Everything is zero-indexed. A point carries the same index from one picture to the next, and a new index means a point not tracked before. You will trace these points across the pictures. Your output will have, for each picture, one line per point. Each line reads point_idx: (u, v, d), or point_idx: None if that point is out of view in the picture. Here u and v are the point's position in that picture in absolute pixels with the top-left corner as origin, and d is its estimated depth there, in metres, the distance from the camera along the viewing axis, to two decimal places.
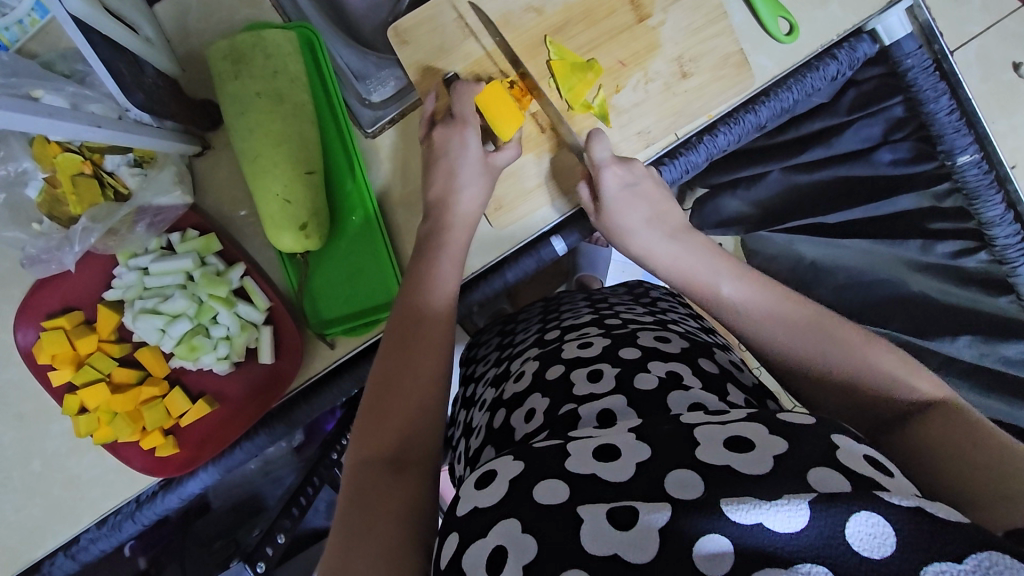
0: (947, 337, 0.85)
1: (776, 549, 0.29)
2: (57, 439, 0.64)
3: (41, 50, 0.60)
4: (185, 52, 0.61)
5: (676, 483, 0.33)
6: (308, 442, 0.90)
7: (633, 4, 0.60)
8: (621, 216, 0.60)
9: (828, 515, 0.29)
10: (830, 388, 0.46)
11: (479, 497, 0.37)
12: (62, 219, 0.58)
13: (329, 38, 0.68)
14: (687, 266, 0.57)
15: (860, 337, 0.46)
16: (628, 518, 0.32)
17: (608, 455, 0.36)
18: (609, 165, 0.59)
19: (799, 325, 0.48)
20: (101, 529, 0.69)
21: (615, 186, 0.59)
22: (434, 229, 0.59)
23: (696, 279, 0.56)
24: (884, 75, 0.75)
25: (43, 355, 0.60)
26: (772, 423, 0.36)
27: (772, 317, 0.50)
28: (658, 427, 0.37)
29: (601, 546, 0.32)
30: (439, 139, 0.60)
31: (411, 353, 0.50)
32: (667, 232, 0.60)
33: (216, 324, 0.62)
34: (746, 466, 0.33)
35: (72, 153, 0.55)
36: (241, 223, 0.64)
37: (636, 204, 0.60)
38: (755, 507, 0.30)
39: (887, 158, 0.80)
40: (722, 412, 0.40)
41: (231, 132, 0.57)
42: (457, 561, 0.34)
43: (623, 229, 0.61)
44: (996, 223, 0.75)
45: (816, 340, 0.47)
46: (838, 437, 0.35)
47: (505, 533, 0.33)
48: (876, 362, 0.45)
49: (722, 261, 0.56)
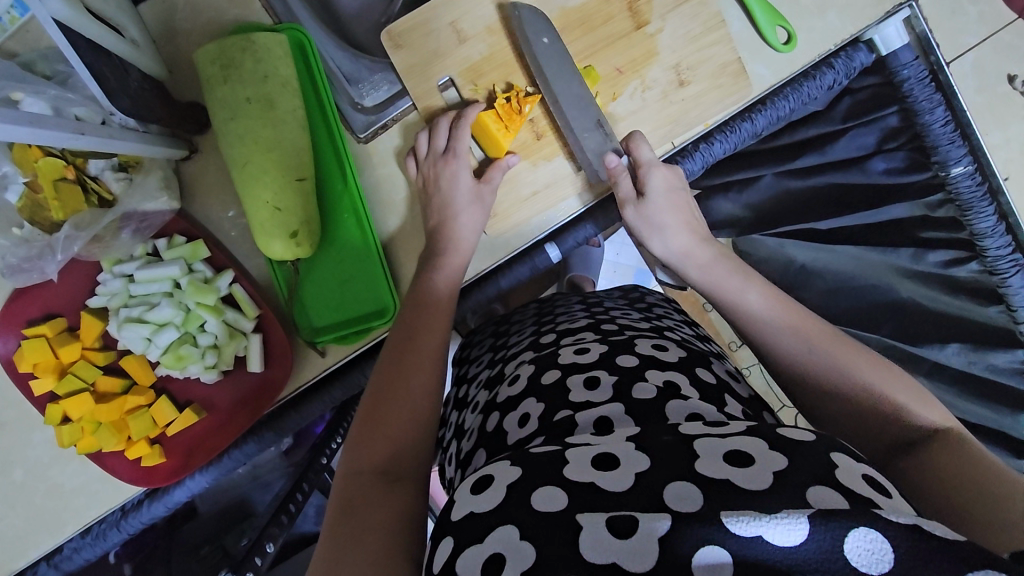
0: (936, 345, 0.87)
1: (775, 561, 0.29)
2: (39, 448, 0.63)
3: (21, 49, 0.58)
4: (172, 52, 0.60)
5: (674, 496, 0.33)
6: (298, 446, 0.90)
7: (632, 11, 0.60)
8: (660, 216, 0.61)
9: (828, 530, 0.29)
10: (841, 407, 0.46)
11: (475, 501, 0.36)
12: (44, 225, 0.56)
13: (319, 38, 0.66)
14: (720, 274, 0.57)
15: (872, 363, 0.47)
16: (626, 526, 0.32)
17: (608, 464, 0.36)
18: (655, 166, 0.60)
19: (810, 346, 0.49)
20: (85, 539, 0.68)
21: (661, 188, 0.61)
22: (432, 255, 0.59)
23: (727, 290, 0.55)
24: (880, 85, 0.77)
25: (24, 363, 0.59)
26: (774, 437, 0.36)
27: (794, 344, 0.49)
28: (658, 438, 0.37)
29: (600, 554, 0.31)
30: (431, 162, 0.60)
31: (406, 367, 0.50)
32: (698, 237, 0.61)
33: (203, 332, 0.61)
34: (747, 481, 0.33)
35: (54, 157, 0.53)
36: (228, 225, 0.62)
37: (676, 208, 0.62)
38: (755, 519, 0.30)
39: (881, 167, 0.82)
40: (722, 424, 0.40)
41: (218, 136, 0.56)
42: (452, 563, 0.33)
43: (661, 230, 0.61)
44: (988, 234, 0.79)
45: (828, 361, 0.47)
46: (838, 455, 0.35)
47: (504, 539, 0.33)
48: (888, 387, 0.45)
49: (753, 276, 0.56)
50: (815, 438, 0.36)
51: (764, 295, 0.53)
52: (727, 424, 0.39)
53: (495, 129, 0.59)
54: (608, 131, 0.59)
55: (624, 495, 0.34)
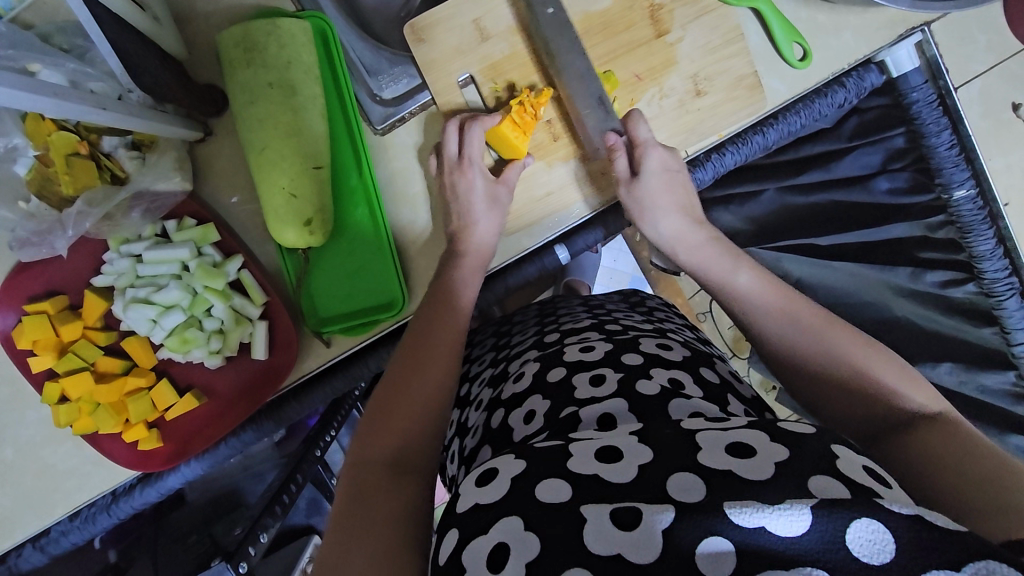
0: (931, 363, 0.89)
1: (778, 551, 0.29)
2: (32, 428, 0.61)
3: (37, 21, 0.57)
4: (194, 34, 0.59)
5: (678, 487, 0.32)
6: (291, 437, 0.90)
7: (653, 19, 0.60)
8: (654, 198, 0.61)
9: (830, 520, 0.29)
10: (835, 394, 0.46)
11: (481, 493, 0.36)
12: (53, 200, 0.55)
13: (341, 29, 0.64)
14: (709, 258, 0.59)
15: (859, 345, 0.47)
16: (630, 518, 0.31)
17: (612, 455, 0.36)
18: (652, 145, 0.60)
19: (803, 326, 0.49)
20: (72, 522, 0.67)
21: (658, 168, 0.60)
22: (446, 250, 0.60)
23: (717, 273, 0.57)
24: (887, 106, 0.80)
25: (23, 340, 0.58)
26: (774, 431, 0.36)
27: (784, 326, 0.50)
28: (661, 431, 0.37)
29: (603, 545, 0.31)
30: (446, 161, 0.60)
31: (420, 362, 0.50)
32: (691, 216, 0.62)
33: (209, 316, 0.60)
34: (749, 472, 0.32)
35: (67, 131, 0.52)
36: (235, 211, 0.62)
37: (670, 187, 0.61)
38: (759, 510, 0.30)
39: (884, 187, 0.85)
40: (725, 420, 0.39)
41: (236, 120, 0.56)
42: (458, 555, 0.33)
43: (655, 211, 0.61)
44: (985, 257, 0.80)
45: (816, 344, 0.48)
46: (839, 448, 0.35)
47: (508, 529, 0.33)
48: (877, 369, 0.45)
49: (743, 259, 0.58)
50: (815, 432, 0.36)
51: (756, 277, 0.54)
52: (730, 420, 0.39)
53: (513, 137, 0.59)
54: (610, 109, 0.59)
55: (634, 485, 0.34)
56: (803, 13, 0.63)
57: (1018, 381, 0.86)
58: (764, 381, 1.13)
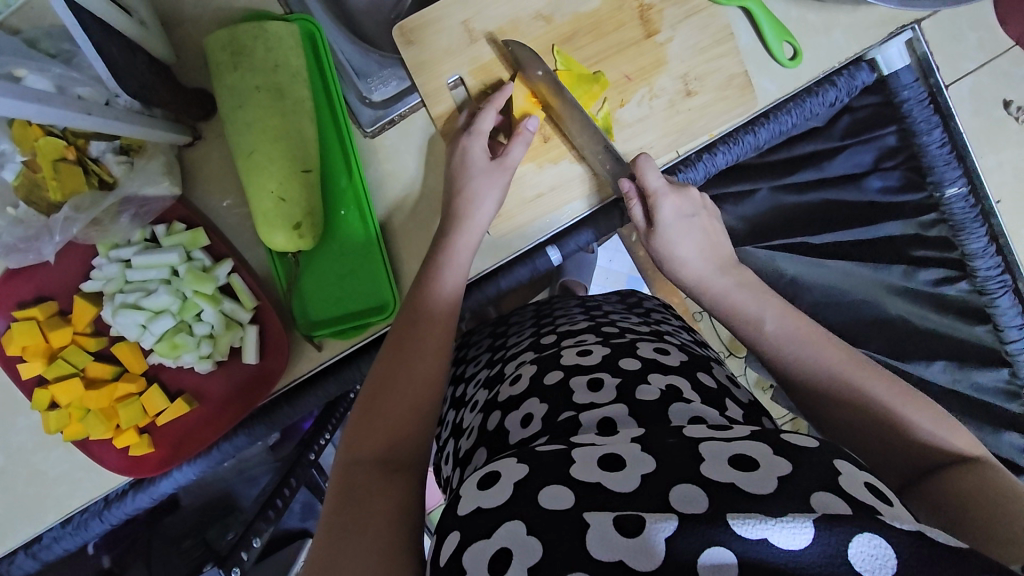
0: (923, 362, 0.89)
1: (779, 563, 0.29)
2: (23, 434, 0.61)
3: (23, 26, 0.56)
4: (181, 37, 0.59)
5: (681, 498, 0.32)
6: (284, 441, 0.90)
7: (643, 20, 0.60)
8: (676, 242, 0.59)
9: (832, 535, 0.29)
10: (862, 429, 0.44)
11: (483, 497, 0.35)
12: (41, 205, 0.54)
13: (330, 32, 0.65)
14: (739, 298, 0.54)
15: (896, 390, 0.45)
16: (634, 526, 0.31)
17: (612, 464, 0.35)
18: (664, 193, 0.58)
19: (832, 373, 0.46)
20: (65, 528, 0.67)
21: (673, 216, 0.59)
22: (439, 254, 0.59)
23: (744, 313, 0.53)
24: (878, 105, 0.79)
25: (13, 347, 0.58)
26: (778, 443, 0.35)
27: (817, 364, 0.47)
28: (663, 441, 0.36)
29: (607, 552, 0.30)
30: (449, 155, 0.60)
31: (409, 357, 0.49)
32: (719, 258, 0.58)
33: (199, 321, 0.60)
34: (751, 485, 0.32)
35: (54, 136, 0.51)
36: (224, 214, 0.62)
37: (689, 233, 0.59)
38: (761, 522, 0.30)
39: (876, 185, 0.85)
40: (725, 428, 0.39)
41: (225, 123, 0.56)
42: (458, 558, 0.33)
43: (677, 255, 0.59)
44: (978, 255, 0.81)
45: (848, 385, 0.46)
46: (840, 463, 0.34)
47: (511, 535, 0.32)
48: (911, 414, 0.44)
49: (771, 298, 0.53)
50: (819, 446, 0.36)
51: (783, 321, 0.50)
52: (731, 428, 0.39)
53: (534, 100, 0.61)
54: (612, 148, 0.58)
55: (628, 491, 0.33)
56: (793, 13, 0.63)
57: (1011, 379, 0.85)
58: (760, 381, 1.13)
